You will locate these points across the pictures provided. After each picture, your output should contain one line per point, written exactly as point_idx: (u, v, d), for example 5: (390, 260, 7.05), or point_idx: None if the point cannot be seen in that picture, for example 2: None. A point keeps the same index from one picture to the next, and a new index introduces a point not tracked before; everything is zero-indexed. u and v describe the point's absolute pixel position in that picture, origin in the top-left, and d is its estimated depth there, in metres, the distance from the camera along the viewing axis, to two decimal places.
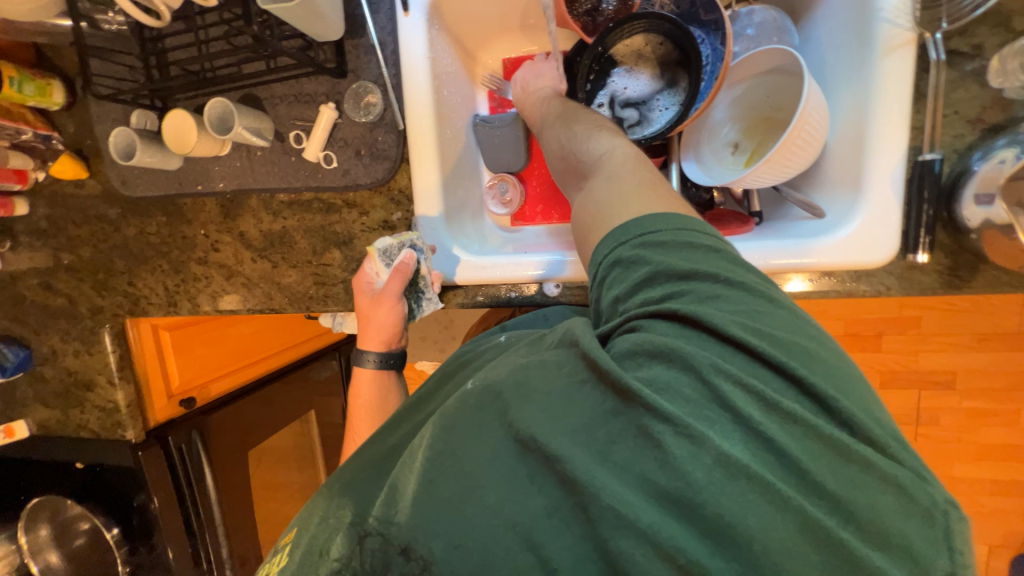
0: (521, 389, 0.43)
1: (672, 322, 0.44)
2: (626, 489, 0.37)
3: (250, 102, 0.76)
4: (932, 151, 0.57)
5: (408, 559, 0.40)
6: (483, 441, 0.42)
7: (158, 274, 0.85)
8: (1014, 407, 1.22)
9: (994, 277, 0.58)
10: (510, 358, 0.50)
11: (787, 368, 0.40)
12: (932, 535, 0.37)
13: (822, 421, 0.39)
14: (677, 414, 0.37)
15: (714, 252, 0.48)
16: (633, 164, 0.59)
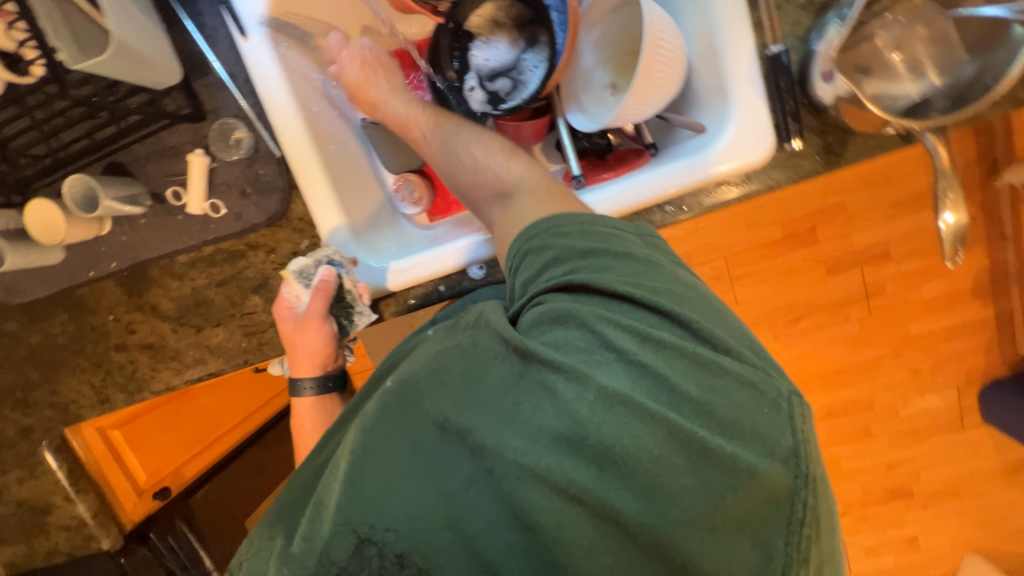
0: (440, 376, 0.49)
1: (571, 293, 0.53)
2: (526, 441, 0.43)
3: (116, 171, 0.74)
4: (776, 42, 0.63)
5: (403, 565, 0.41)
6: (406, 431, 0.46)
7: (80, 374, 0.87)
8: (939, 258, 1.50)
9: (864, 144, 0.64)
10: (427, 348, 0.55)
11: (658, 309, 0.49)
12: (779, 421, 0.45)
13: (686, 344, 0.47)
14: (566, 363, 0.46)
15: (601, 233, 0.57)
16: (526, 172, 0.67)
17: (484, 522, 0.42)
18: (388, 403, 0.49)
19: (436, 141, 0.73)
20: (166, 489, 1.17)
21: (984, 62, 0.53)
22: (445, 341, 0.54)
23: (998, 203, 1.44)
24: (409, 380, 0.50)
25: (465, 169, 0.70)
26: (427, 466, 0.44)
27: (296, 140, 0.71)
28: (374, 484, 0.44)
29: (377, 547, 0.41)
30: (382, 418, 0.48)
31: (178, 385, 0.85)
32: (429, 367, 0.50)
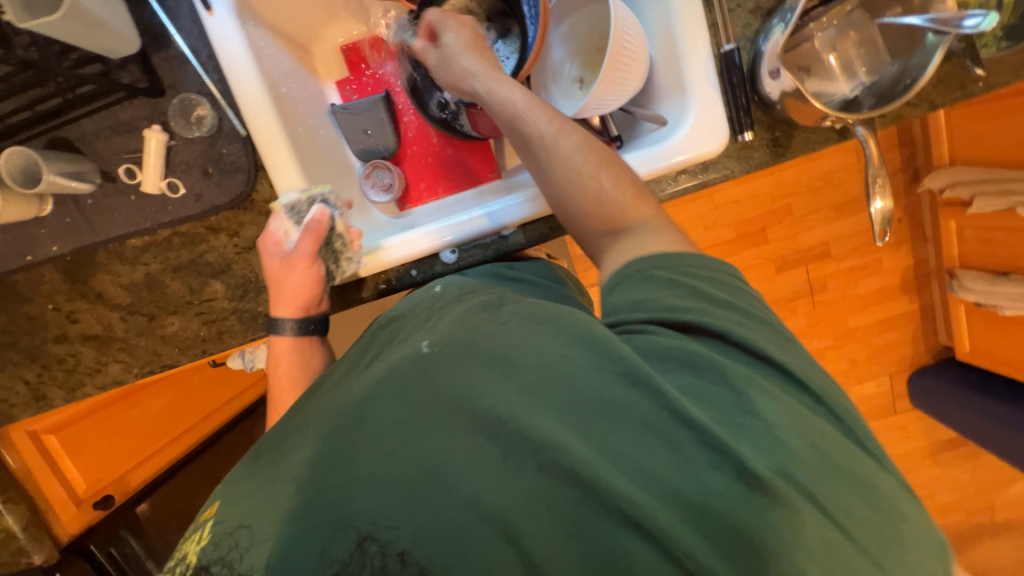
0: (510, 370, 0.43)
1: (689, 326, 0.46)
2: (634, 486, 0.38)
3: (59, 146, 0.69)
4: (729, 42, 0.69)
5: (405, 562, 0.38)
6: (440, 408, 0.42)
7: (12, 369, 0.79)
8: (873, 257, 1.65)
9: (806, 139, 0.70)
10: (489, 321, 0.50)
11: (796, 377, 0.45)
12: (921, 546, 0.40)
13: (826, 424, 0.43)
14: (704, 416, 0.40)
15: (734, 288, 0.51)
16: (644, 205, 0.58)
17: (507, 511, 0.38)
18: (417, 369, 0.46)
19: (547, 140, 0.61)
20: (110, 498, 1.09)
21: (906, 61, 0.60)
22: (512, 318, 0.50)
23: (918, 207, 1.61)
24: (460, 355, 0.46)
25: (570, 179, 0.60)
26: (461, 460, 0.40)
27: (263, 119, 0.69)
28: (388, 447, 0.42)
29: (380, 544, 0.39)
30: (404, 378, 0.45)
31: (126, 379, 0.80)
32: (491, 347, 0.46)
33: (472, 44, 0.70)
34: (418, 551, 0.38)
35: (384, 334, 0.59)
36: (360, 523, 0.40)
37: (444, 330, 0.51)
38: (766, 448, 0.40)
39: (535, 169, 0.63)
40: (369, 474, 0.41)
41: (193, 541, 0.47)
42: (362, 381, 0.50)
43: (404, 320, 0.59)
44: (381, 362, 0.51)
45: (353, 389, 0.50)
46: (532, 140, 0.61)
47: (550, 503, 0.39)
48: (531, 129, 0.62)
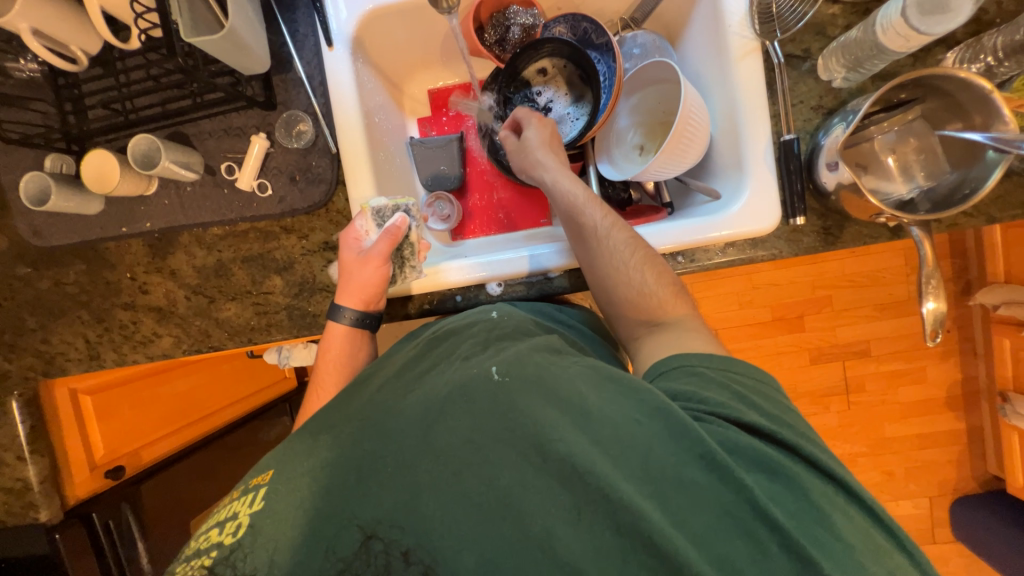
0: (591, 429, 0.47)
1: (745, 421, 0.49)
2: (696, 557, 0.41)
3: (178, 139, 0.79)
4: (790, 132, 0.73)
5: (408, 563, 0.44)
6: (523, 445, 0.46)
7: (77, 326, 0.86)
8: (918, 365, 1.58)
9: (858, 232, 0.72)
10: (547, 368, 0.53)
11: (837, 478, 0.48)
12: None
13: (865, 524, 0.46)
14: (761, 500, 0.43)
15: (766, 386, 0.55)
16: (680, 304, 0.65)
17: (583, 556, 0.42)
18: (499, 399, 0.50)
19: (601, 234, 0.67)
20: (121, 469, 1.05)
21: (965, 172, 0.63)
22: (576, 372, 0.53)
23: (969, 320, 1.55)
24: (539, 399, 0.49)
25: (617, 270, 0.66)
26: (548, 504, 0.44)
27: (353, 140, 0.78)
28: (454, 463, 0.47)
29: (383, 544, 0.45)
30: (483, 402, 0.50)
31: (174, 353, 0.85)
32: (563, 399, 0.49)
33: (551, 136, 0.78)
34: (423, 553, 0.44)
35: (442, 347, 0.63)
36: (365, 524, 0.46)
37: (513, 360, 0.54)
38: (830, 552, 0.42)
39: (582, 255, 0.69)
40: (436, 485, 0.46)
41: (242, 503, 0.51)
42: (428, 389, 0.55)
43: (460, 337, 0.64)
44: (449, 377, 0.55)
45: (419, 396, 0.54)
46: (588, 230, 0.68)
47: (625, 561, 0.42)
48: (589, 222, 0.68)
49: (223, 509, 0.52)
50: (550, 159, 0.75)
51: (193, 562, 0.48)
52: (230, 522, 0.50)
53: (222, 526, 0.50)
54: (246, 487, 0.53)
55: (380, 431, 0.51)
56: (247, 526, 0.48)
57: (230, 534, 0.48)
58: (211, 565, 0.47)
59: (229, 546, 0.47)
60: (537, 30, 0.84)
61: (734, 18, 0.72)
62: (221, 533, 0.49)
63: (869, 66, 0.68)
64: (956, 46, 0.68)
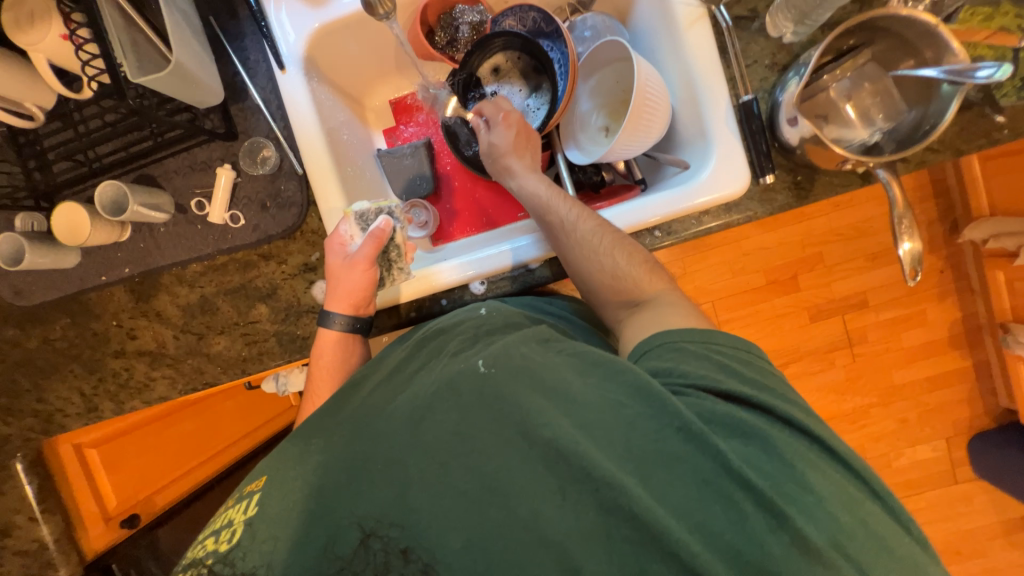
0: (573, 412, 0.47)
1: (724, 390, 0.49)
2: (677, 528, 0.41)
3: (145, 181, 0.79)
4: (748, 92, 0.73)
5: (408, 560, 0.44)
6: (508, 433, 0.47)
7: (71, 381, 0.86)
8: (916, 309, 1.58)
9: (828, 183, 0.72)
10: (532, 355, 0.52)
11: (820, 441, 0.48)
12: None
13: (847, 482, 0.46)
14: (738, 466, 0.43)
15: (751, 356, 0.54)
16: (656, 280, 0.65)
17: (569, 535, 0.42)
18: (482, 392, 0.49)
19: (568, 226, 0.68)
20: (135, 517, 1.10)
21: (924, 109, 0.62)
22: (558, 357, 0.52)
23: (960, 258, 1.55)
24: (523, 387, 0.49)
25: (589, 259, 0.66)
26: (532, 488, 0.44)
27: (318, 159, 0.78)
28: (441, 456, 0.47)
29: (382, 542, 0.45)
30: (469, 395, 0.49)
31: (170, 395, 0.85)
32: (551, 386, 0.49)
33: (519, 134, 0.78)
34: (421, 551, 0.44)
35: (428, 347, 0.63)
36: (364, 521, 0.46)
37: (499, 351, 0.53)
38: (805, 508, 0.43)
39: (555, 249, 0.70)
40: (424, 480, 0.46)
41: (237, 510, 0.51)
42: (418, 388, 0.54)
43: (450, 335, 0.63)
44: (436, 373, 0.54)
45: (408, 395, 0.54)
46: (556, 225, 0.69)
47: (610, 536, 0.42)
48: (556, 216, 0.70)
49: (219, 517, 0.53)
50: (516, 161, 0.77)
51: (191, 569, 0.48)
52: (226, 529, 0.50)
53: (217, 533, 0.50)
54: (241, 494, 0.53)
55: (370, 433, 0.51)
56: (243, 530, 0.49)
57: (226, 540, 0.49)
58: (208, 571, 0.47)
59: (225, 552, 0.48)
60: (487, 26, 0.84)
61: None
62: (220, 538, 0.49)
63: (816, 17, 0.67)
64: None
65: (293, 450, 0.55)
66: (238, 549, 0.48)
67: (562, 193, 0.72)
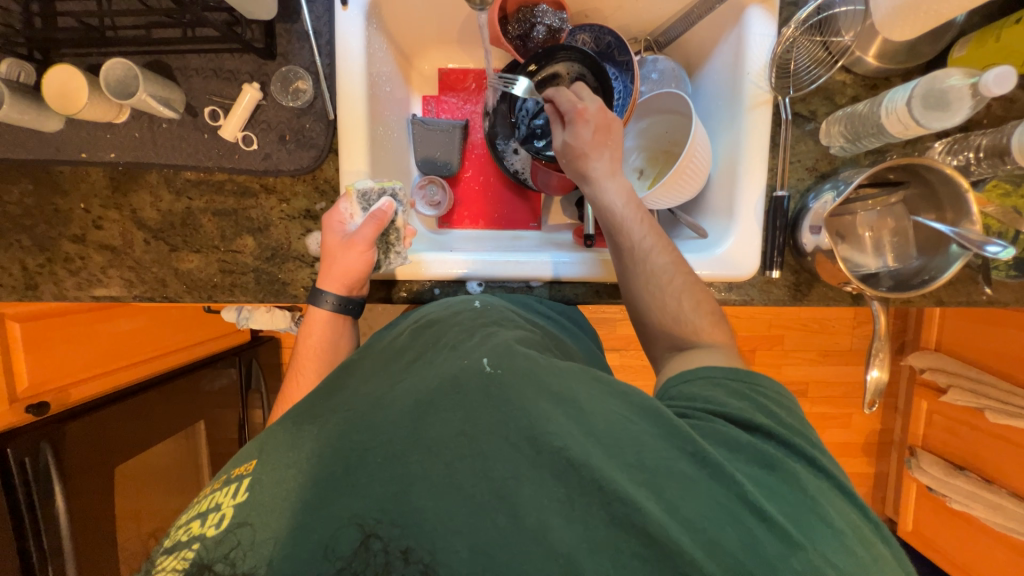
0: (579, 419, 0.46)
1: (738, 416, 0.50)
2: (695, 548, 0.39)
3: (159, 69, 0.73)
4: (782, 188, 0.75)
5: (408, 562, 0.40)
6: (515, 436, 0.45)
7: (14, 251, 0.78)
8: (847, 411, 1.71)
9: (824, 293, 0.77)
10: (538, 365, 0.52)
11: (845, 487, 0.47)
12: None
13: (869, 532, 0.44)
14: (755, 496, 0.42)
15: (781, 394, 0.54)
16: (713, 322, 0.62)
17: (576, 546, 0.40)
18: (490, 391, 0.48)
19: (640, 255, 0.67)
20: (46, 405, 1.01)
21: (927, 259, 0.68)
22: (567, 368, 0.53)
23: (897, 379, 1.69)
24: (531, 391, 0.48)
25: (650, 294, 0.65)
26: (543, 491, 0.42)
27: (354, 110, 0.74)
28: (447, 455, 0.44)
29: (383, 543, 0.41)
30: (475, 392, 0.49)
31: (122, 298, 0.79)
32: (556, 393, 0.49)
33: (600, 130, 0.71)
34: (423, 551, 0.40)
35: (429, 333, 0.63)
36: (364, 520, 0.42)
37: (504, 353, 0.53)
38: (819, 543, 0.41)
39: (620, 271, 0.69)
40: (427, 473, 0.44)
41: (226, 494, 0.49)
42: (420, 378, 0.53)
43: (446, 324, 0.63)
44: (439, 368, 0.53)
45: (410, 387, 0.53)
46: (626, 251, 0.67)
47: (619, 551, 0.40)
48: (629, 240, 0.67)
49: (203, 501, 0.51)
50: (604, 151, 0.71)
51: (176, 554, 0.46)
52: (212, 513, 0.48)
53: (203, 517, 0.48)
54: (228, 478, 0.52)
55: (365, 417, 0.50)
56: (232, 514, 0.46)
57: (213, 526, 0.46)
58: (195, 556, 0.44)
59: (212, 537, 0.45)
60: (563, 35, 0.81)
61: (753, 67, 0.73)
62: (207, 518, 0.47)
63: (866, 142, 0.71)
64: (945, 138, 0.73)
65: (278, 431, 0.54)
66: (229, 540, 0.44)
67: (641, 215, 0.68)
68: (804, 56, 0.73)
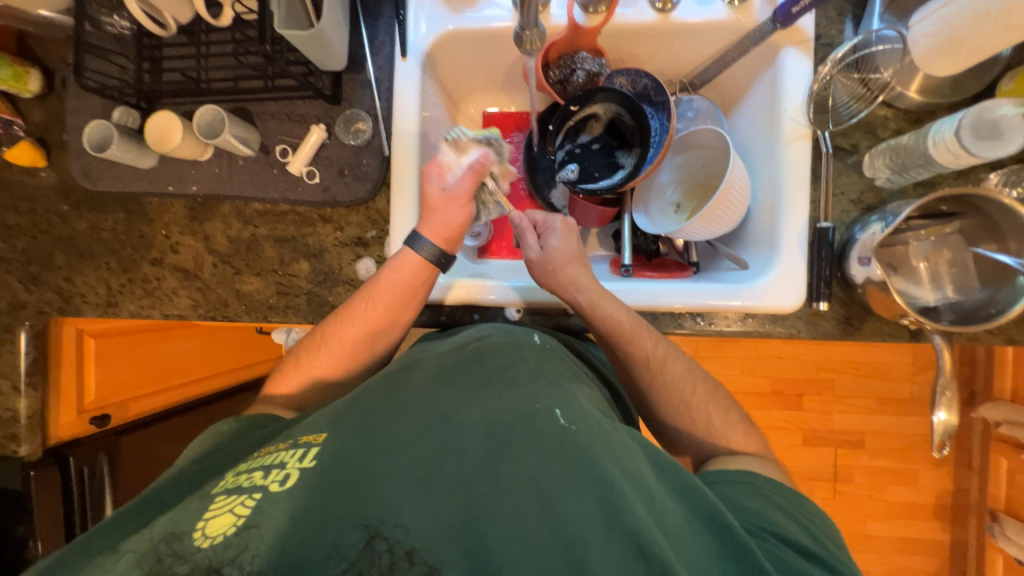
0: (652, 505, 0.49)
1: (782, 533, 0.53)
2: None
3: (241, 114, 0.82)
4: (826, 220, 0.74)
5: (412, 563, 0.45)
6: (592, 507, 0.48)
7: (102, 272, 0.87)
8: (912, 467, 1.55)
9: (878, 327, 0.73)
10: (611, 434, 0.55)
11: None
12: None
13: None
14: None
15: (830, 532, 0.57)
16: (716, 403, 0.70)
17: None
18: (567, 445, 0.51)
19: (654, 365, 0.71)
20: (106, 418, 1.08)
21: (992, 291, 0.64)
22: (637, 446, 0.56)
23: (968, 433, 1.51)
24: (607, 457, 0.51)
25: (670, 398, 0.70)
26: (612, 567, 0.45)
27: (407, 146, 0.80)
28: (519, 499, 0.48)
29: (388, 543, 0.46)
30: (551, 443, 0.51)
31: (188, 315, 0.86)
32: (630, 472, 0.51)
33: (576, 255, 0.76)
34: (427, 553, 0.45)
35: (491, 363, 0.63)
36: (371, 521, 0.47)
37: (579, 410, 0.55)
38: None
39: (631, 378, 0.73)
40: (495, 510, 0.48)
41: (292, 456, 0.54)
42: (489, 410, 0.55)
43: (507, 360, 0.64)
44: (511, 403, 0.56)
45: (481, 411, 0.56)
46: (641, 361, 0.71)
47: None
48: (640, 351, 0.71)
49: (269, 455, 0.56)
50: (581, 275, 0.74)
51: (236, 497, 0.50)
52: (277, 470, 0.53)
53: (267, 470, 0.53)
54: (296, 441, 0.56)
55: (438, 439, 0.53)
56: (296, 476, 0.51)
57: (277, 481, 0.51)
58: (257, 504, 0.49)
59: (275, 492, 0.50)
60: (601, 78, 0.86)
61: (791, 104, 0.75)
62: (270, 474, 0.53)
63: (913, 173, 0.70)
64: (1000, 169, 0.70)
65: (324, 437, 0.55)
66: (238, 542, 0.46)
67: (639, 327, 0.71)
68: (842, 91, 0.76)
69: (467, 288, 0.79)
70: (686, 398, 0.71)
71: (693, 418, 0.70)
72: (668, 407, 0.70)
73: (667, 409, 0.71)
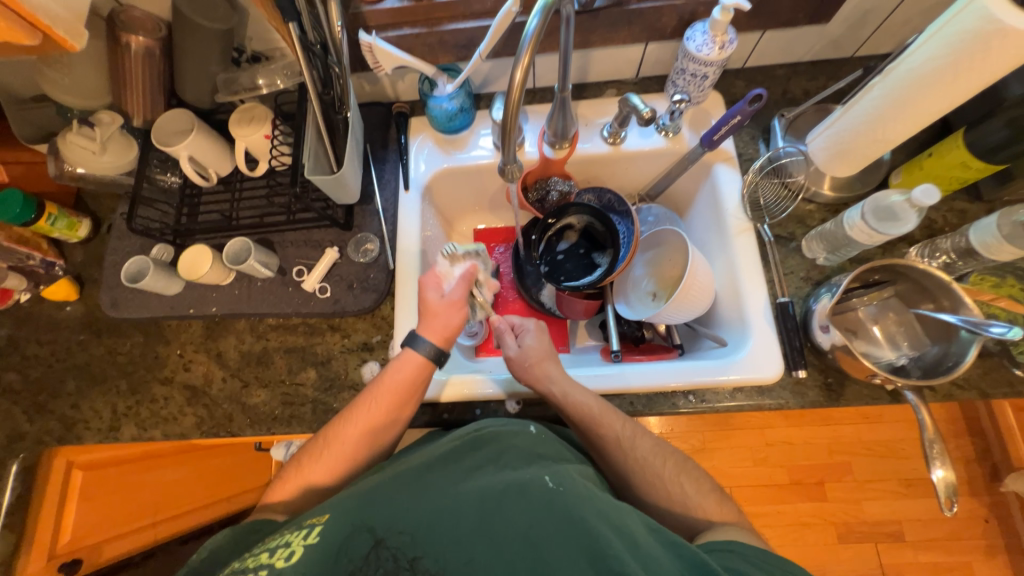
0: (639, 556, 0.51)
1: None
2: None
3: (264, 243, 0.95)
4: (784, 296, 0.83)
5: (414, 568, 0.54)
6: (578, 554, 0.52)
7: (110, 395, 0.90)
8: (961, 559, 1.42)
9: (858, 391, 0.78)
10: (598, 494, 0.58)
11: None
12: None
13: None
14: None
15: None
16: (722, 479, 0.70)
17: None
18: (553, 506, 0.55)
19: (625, 443, 0.72)
20: (76, 563, 1.01)
21: (944, 346, 0.71)
22: (627, 506, 0.57)
23: (1007, 512, 1.42)
24: (593, 514, 0.54)
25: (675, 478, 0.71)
26: None
27: (409, 261, 0.93)
28: (509, 552, 0.53)
29: (393, 550, 0.55)
30: (538, 504, 0.56)
31: (190, 434, 0.86)
32: (617, 526, 0.54)
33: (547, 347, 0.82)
34: (427, 563, 0.54)
35: (485, 450, 0.64)
36: (378, 531, 0.56)
37: (567, 474, 0.59)
38: None
39: (614, 461, 0.73)
40: (487, 559, 0.53)
41: (296, 534, 0.56)
42: (485, 479, 0.59)
43: (500, 445, 0.65)
44: (505, 472, 0.60)
45: (477, 483, 0.59)
46: (613, 442, 0.72)
47: None
48: (611, 432, 0.73)
49: (276, 536, 0.58)
50: (557, 368, 0.78)
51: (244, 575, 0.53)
52: (282, 548, 0.55)
53: (272, 550, 0.55)
54: (301, 521, 0.58)
55: (438, 508, 0.57)
56: (301, 552, 0.54)
57: (282, 558, 0.54)
58: None
59: (280, 569, 0.52)
60: (571, 195, 1.03)
61: (730, 206, 0.90)
62: (276, 551, 0.55)
63: (845, 251, 0.81)
64: (916, 244, 0.83)
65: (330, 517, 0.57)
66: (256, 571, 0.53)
67: (607, 411, 0.74)
68: (770, 193, 0.91)
69: (466, 383, 0.84)
70: (690, 476, 0.71)
71: (703, 498, 0.69)
72: (675, 487, 0.70)
73: (676, 491, 0.70)
